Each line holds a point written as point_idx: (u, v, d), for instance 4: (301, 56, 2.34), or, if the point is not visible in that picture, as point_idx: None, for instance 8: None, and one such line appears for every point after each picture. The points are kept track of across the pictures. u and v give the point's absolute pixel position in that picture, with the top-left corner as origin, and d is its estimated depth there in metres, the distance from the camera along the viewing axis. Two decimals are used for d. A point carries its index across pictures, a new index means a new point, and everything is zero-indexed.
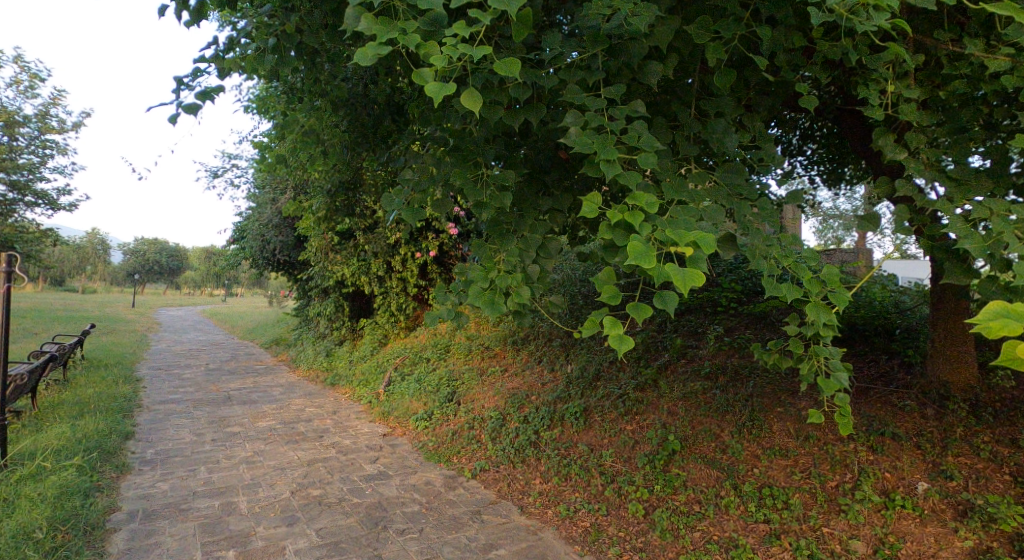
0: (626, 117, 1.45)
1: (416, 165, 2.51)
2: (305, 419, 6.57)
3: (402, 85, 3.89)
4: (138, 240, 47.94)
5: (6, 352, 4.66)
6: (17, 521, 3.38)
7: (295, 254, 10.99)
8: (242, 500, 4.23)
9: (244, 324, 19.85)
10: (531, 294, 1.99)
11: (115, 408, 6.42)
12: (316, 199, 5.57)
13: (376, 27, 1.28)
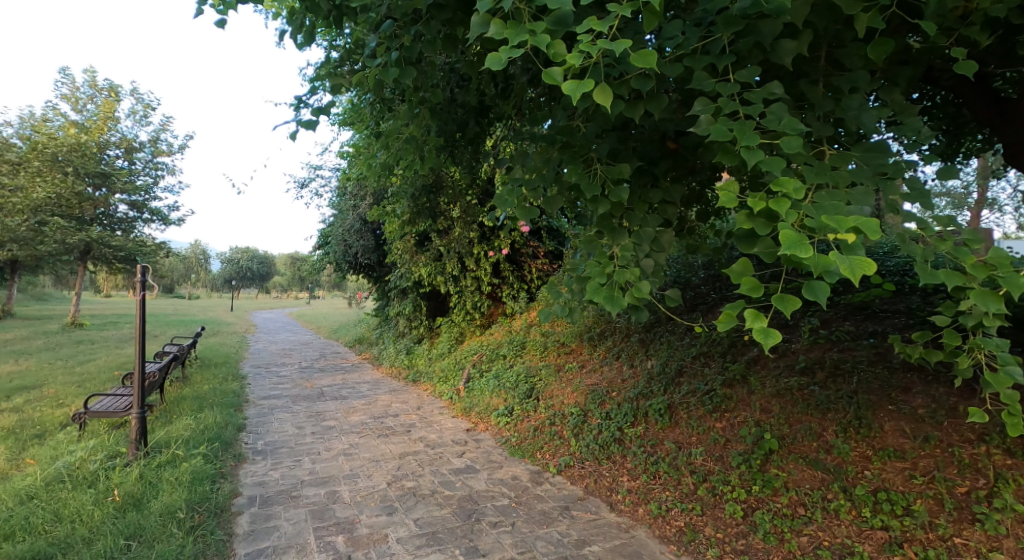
0: (762, 100, 1.43)
1: (524, 165, 2.65)
2: (392, 415, 6.88)
3: (482, 89, 3.98)
4: (236, 250, 52.37)
5: (144, 351, 5.29)
6: (162, 502, 3.83)
7: (375, 257, 11.53)
8: (344, 490, 4.51)
9: (327, 325, 21.09)
10: (650, 288, 2.02)
11: (227, 402, 7.07)
12: (397, 204, 5.82)
13: (507, 32, 1.43)
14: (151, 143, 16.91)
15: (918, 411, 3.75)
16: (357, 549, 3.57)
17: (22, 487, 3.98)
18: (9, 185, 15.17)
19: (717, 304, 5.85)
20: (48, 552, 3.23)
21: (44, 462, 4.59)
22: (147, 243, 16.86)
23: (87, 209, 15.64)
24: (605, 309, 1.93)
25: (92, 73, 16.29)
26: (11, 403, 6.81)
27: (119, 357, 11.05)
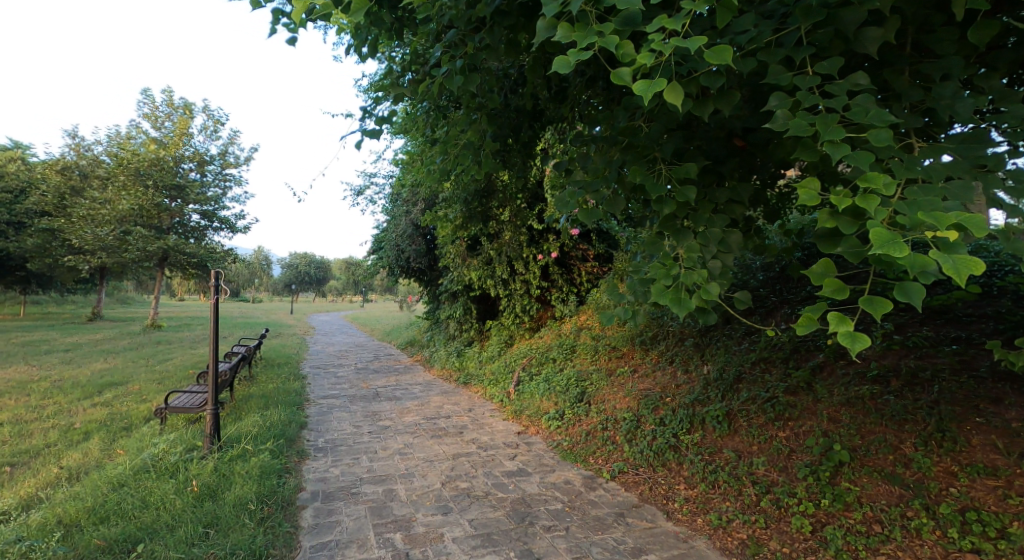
0: (846, 91, 1.40)
1: (586, 169, 2.72)
2: (444, 416, 6.98)
3: (535, 92, 4.00)
4: (296, 256, 54.78)
5: (217, 350, 5.63)
6: (235, 494, 4.05)
7: (427, 261, 11.77)
8: (401, 488, 4.61)
9: (380, 328, 21.66)
10: (719, 290, 2.03)
11: (289, 401, 7.40)
12: (449, 209, 5.92)
13: (576, 35, 1.55)
14: (220, 156, 17.98)
15: (1011, 424, 3.45)
16: (414, 547, 3.64)
17: (112, 475, 4.30)
18: (99, 197, 16.51)
19: (778, 307, 5.61)
20: (136, 535, 3.47)
21: (131, 453, 4.95)
22: (217, 250, 17.90)
23: (165, 218, 16.80)
24: (671, 311, 1.97)
25: (169, 93, 17.52)
26: (101, 398, 7.40)
27: (192, 357, 11.76)
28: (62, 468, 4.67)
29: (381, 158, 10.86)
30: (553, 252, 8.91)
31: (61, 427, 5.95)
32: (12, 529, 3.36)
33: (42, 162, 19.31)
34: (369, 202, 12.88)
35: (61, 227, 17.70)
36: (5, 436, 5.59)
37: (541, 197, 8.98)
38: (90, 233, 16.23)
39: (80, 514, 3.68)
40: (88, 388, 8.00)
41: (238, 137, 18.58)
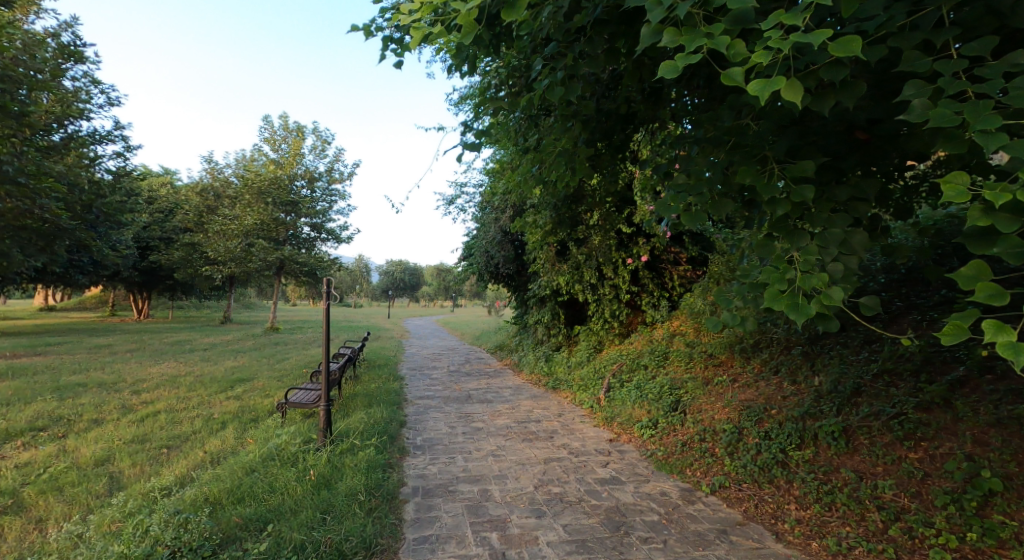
0: (1000, 74, 1.29)
1: (689, 170, 2.67)
2: (535, 420, 7.03)
3: (628, 95, 3.95)
4: (394, 263, 57.84)
5: (327, 351, 6.09)
6: (346, 485, 4.36)
7: (516, 267, 11.94)
8: (495, 489, 4.71)
9: (471, 332, 22.21)
10: (843, 295, 1.90)
11: (390, 400, 7.82)
12: (540, 215, 6.00)
13: (682, 39, 1.63)
14: (327, 173, 19.47)
15: None
16: (510, 548, 3.70)
17: (245, 461, 4.80)
18: (229, 214, 18.52)
19: (903, 313, 5.16)
20: (266, 516, 3.85)
21: (258, 443, 5.49)
22: (325, 258, 19.36)
23: (282, 231, 18.46)
24: (788, 317, 1.90)
25: (284, 117, 19.30)
26: (232, 392, 8.26)
27: (305, 357, 12.78)
28: (206, 452, 5.30)
29: (472, 168, 11.21)
30: (643, 256, 8.67)
31: (202, 417, 6.74)
32: (170, 503, 3.86)
33: (184, 185, 22.04)
34: (460, 210, 13.32)
35: (199, 240, 20.03)
36: (160, 422, 6.44)
37: (632, 200, 8.80)
38: (222, 246, 18.22)
39: (221, 494, 4.15)
40: (222, 383, 8.97)
41: (343, 155, 20.04)
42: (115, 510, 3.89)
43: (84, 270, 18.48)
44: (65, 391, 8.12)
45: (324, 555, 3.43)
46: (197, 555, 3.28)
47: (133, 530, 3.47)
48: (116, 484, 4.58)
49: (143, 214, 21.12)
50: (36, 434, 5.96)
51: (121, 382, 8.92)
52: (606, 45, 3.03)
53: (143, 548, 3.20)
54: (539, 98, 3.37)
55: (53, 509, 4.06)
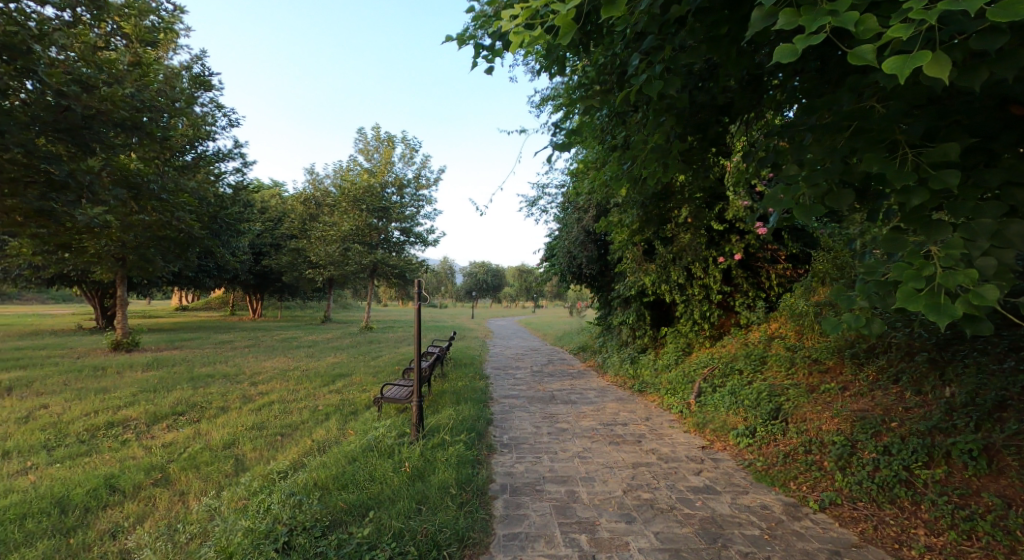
0: None
1: (802, 160, 2.51)
2: (622, 423, 6.87)
3: (727, 85, 3.79)
4: (479, 265, 59.22)
5: (418, 350, 6.34)
6: (439, 478, 4.51)
7: (600, 267, 11.74)
8: (582, 491, 4.66)
9: (553, 333, 22.16)
10: (997, 293, 1.70)
11: (476, 398, 7.98)
12: (627, 213, 5.86)
13: (803, 20, 1.58)
14: (415, 179, 20.33)
15: None
16: (601, 551, 3.65)
17: (347, 451, 5.12)
18: (329, 220, 19.87)
19: None
20: (368, 504, 4.08)
21: (358, 434, 5.83)
22: (414, 260, 20.18)
23: (376, 235, 19.52)
24: (928, 318, 1.74)
25: (376, 129, 20.42)
26: (332, 386, 8.83)
27: (396, 355, 13.37)
28: (313, 441, 5.71)
29: (555, 168, 11.17)
30: (737, 255, 8.20)
31: (309, 408, 7.26)
32: (286, 486, 4.21)
33: (291, 195, 23.94)
34: (542, 211, 13.32)
35: (304, 245, 21.64)
36: (274, 412, 7.04)
37: (723, 196, 8.37)
38: (323, 250, 19.55)
39: (328, 479, 4.45)
40: (323, 378, 9.62)
41: (429, 161, 20.84)
42: (242, 489, 4.31)
43: (212, 273, 20.63)
44: (197, 381, 9.11)
45: (421, 544, 3.58)
46: (310, 534, 3.56)
47: (256, 509, 3.82)
48: (240, 466, 5.07)
49: (257, 222, 23.18)
50: (176, 418, 6.76)
51: (240, 375, 9.85)
52: (706, 34, 2.92)
53: (267, 524, 3.52)
54: (634, 94, 3.32)
55: (192, 485, 4.57)
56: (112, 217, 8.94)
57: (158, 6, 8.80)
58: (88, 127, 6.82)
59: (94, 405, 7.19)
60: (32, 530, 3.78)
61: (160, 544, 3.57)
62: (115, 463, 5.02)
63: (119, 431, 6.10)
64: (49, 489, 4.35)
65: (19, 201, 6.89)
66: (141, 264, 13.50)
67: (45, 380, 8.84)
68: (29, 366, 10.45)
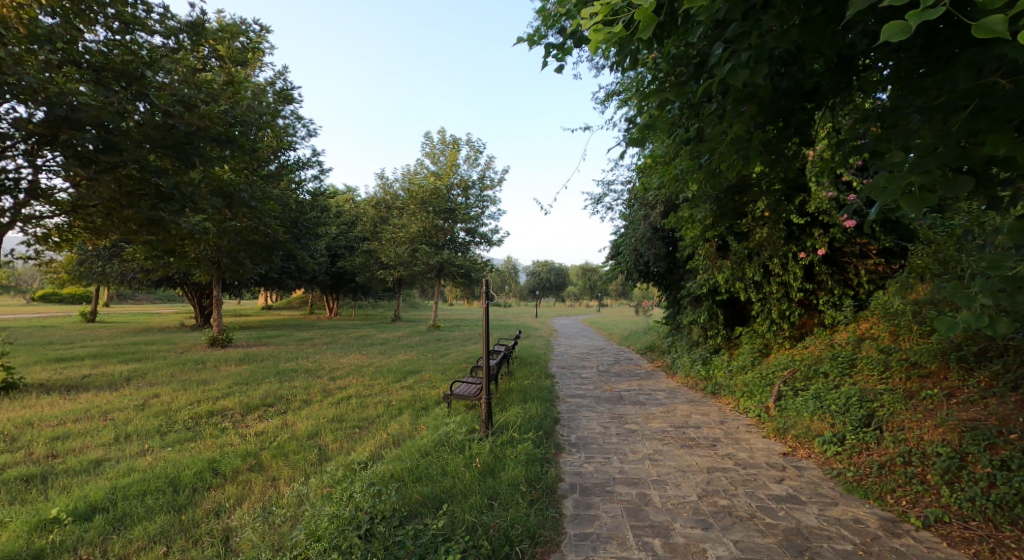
0: None
1: (911, 146, 2.34)
2: (694, 426, 6.62)
3: (814, 69, 3.57)
4: (545, 264, 59.24)
5: (486, 348, 6.42)
6: (508, 475, 4.56)
7: (669, 264, 11.36)
8: (655, 494, 4.53)
9: (618, 332, 21.81)
10: None
11: (543, 397, 7.97)
12: (700, 207, 5.63)
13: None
14: (479, 180, 20.51)
15: None
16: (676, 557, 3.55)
17: (420, 445, 5.28)
18: (399, 222, 20.56)
19: None
20: (441, 497, 4.18)
21: (430, 430, 5.99)
22: (478, 260, 20.53)
23: (443, 236, 19.99)
24: None
25: (441, 132, 20.80)
26: (404, 383, 9.13)
27: (464, 352, 13.63)
28: (388, 434, 5.93)
29: (623, 164, 10.90)
30: (821, 250, 7.66)
31: (383, 403, 7.56)
32: (366, 476, 4.40)
33: (364, 199, 24.96)
34: (608, 209, 13.05)
35: (376, 247, 22.49)
36: (351, 406, 7.38)
37: (805, 188, 7.85)
38: (394, 251, 20.29)
39: (403, 472, 4.60)
40: (394, 374, 9.97)
41: (493, 162, 20.98)
42: (327, 477, 4.55)
43: (294, 275, 21.92)
44: (282, 375, 9.76)
45: (494, 538, 3.64)
46: (388, 524, 3.69)
47: (340, 496, 3.98)
48: (323, 455, 5.36)
49: (334, 225, 24.37)
50: (265, 409, 7.25)
51: (319, 370, 10.43)
52: (793, 16, 2.76)
53: (350, 511, 3.68)
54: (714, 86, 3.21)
55: (281, 471, 4.89)
56: (210, 223, 9.74)
57: (245, 26, 9.44)
58: (189, 143, 7.58)
59: (196, 396, 7.88)
60: (151, 505, 4.20)
61: (259, 524, 3.86)
62: (215, 449, 5.46)
63: (217, 420, 6.63)
64: (163, 470, 4.81)
65: (133, 211, 7.65)
66: (233, 267, 14.59)
67: (155, 372, 9.79)
68: (141, 359, 11.59)
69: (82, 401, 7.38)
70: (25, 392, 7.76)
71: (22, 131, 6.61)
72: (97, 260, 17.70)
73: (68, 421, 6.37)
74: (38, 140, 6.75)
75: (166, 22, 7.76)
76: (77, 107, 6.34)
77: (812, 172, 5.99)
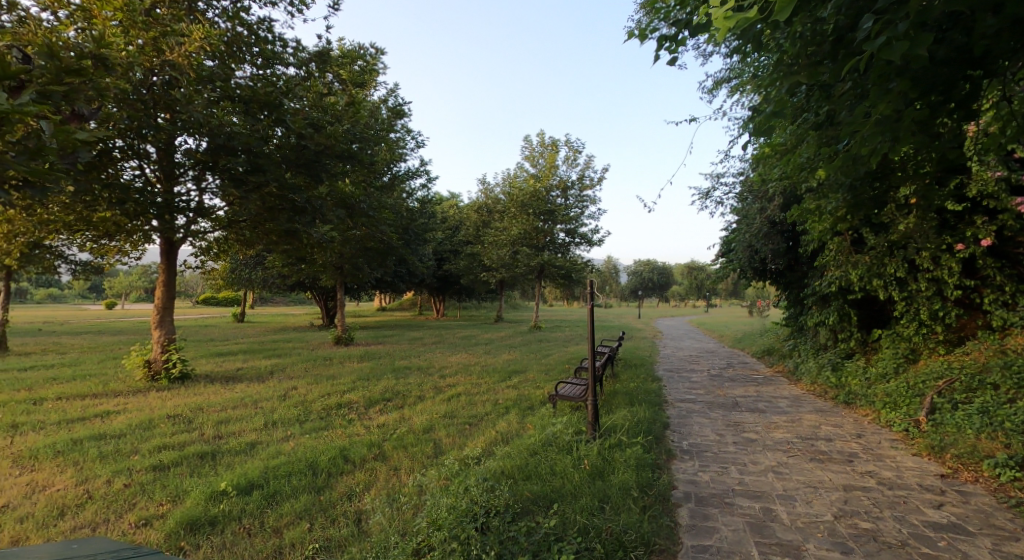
0: None
1: None
2: (825, 438, 6.02)
3: (981, 33, 3.09)
4: (652, 263, 57.45)
5: (592, 348, 6.32)
6: (619, 479, 4.48)
7: (789, 260, 10.44)
8: (782, 510, 4.19)
9: (730, 334, 20.57)
10: None
11: (651, 401, 7.69)
12: (830, 197, 5.11)
13: None
14: (579, 181, 20.33)
15: None
16: None
17: (528, 444, 5.36)
18: (502, 226, 21.07)
19: None
20: (551, 497, 4.22)
21: (537, 429, 6.06)
22: (580, 261, 20.43)
23: (543, 238, 20.16)
24: None
25: (540, 134, 20.87)
26: (509, 382, 9.31)
27: (567, 353, 13.61)
28: (497, 432, 6.09)
29: (737, 155, 10.18)
30: (987, 241, 6.59)
31: (491, 401, 7.78)
32: (480, 471, 4.55)
33: (469, 204, 25.88)
34: (717, 204, 12.27)
35: (479, 251, 23.18)
36: (462, 403, 7.69)
37: (963, 169, 6.81)
38: (497, 254, 20.79)
39: (513, 470, 4.69)
40: (501, 373, 10.22)
41: (593, 161, 20.67)
42: (445, 469, 4.77)
43: (407, 278, 23.31)
44: (399, 372, 10.43)
45: (606, 542, 3.59)
46: (503, 519, 3.77)
47: (457, 488, 4.12)
48: (439, 448, 5.65)
49: (441, 230, 25.53)
50: (385, 403, 7.79)
51: (431, 368, 11.02)
52: None
53: (467, 503, 3.80)
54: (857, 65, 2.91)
55: (402, 462, 5.23)
56: (336, 232, 10.69)
57: (363, 50, 10.22)
58: (317, 161, 8.46)
59: (326, 389, 8.69)
60: (295, 485, 4.69)
61: (387, 509, 4.16)
62: (345, 438, 5.98)
63: (345, 411, 7.26)
64: (304, 454, 5.36)
65: (274, 224, 8.61)
66: (353, 272, 15.84)
67: (292, 367, 10.93)
68: (281, 355, 12.99)
69: (237, 391, 8.46)
70: (196, 381, 9.05)
71: (191, 160, 7.81)
72: (245, 268, 20.14)
73: (228, 407, 7.33)
74: (203, 166, 7.87)
75: (298, 54, 8.63)
76: (231, 136, 7.38)
77: (971, 151, 5.18)
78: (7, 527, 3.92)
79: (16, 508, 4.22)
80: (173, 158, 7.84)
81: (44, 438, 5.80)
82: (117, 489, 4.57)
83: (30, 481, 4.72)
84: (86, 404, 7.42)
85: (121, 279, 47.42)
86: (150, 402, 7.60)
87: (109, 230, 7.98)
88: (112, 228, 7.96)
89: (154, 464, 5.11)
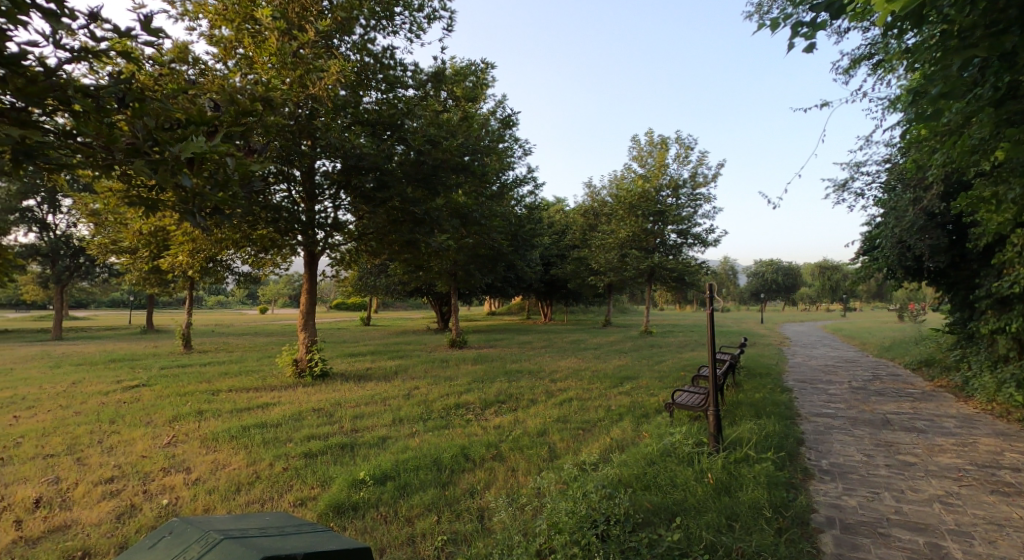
0: None
1: None
2: (1008, 467, 5.11)
3: None
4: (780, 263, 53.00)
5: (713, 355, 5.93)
6: (748, 496, 4.17)
7: (951, 258, 9.02)
8: (953, 547, 3.62)
9: (874, 341, 18.33)
10: None
11: (781, 414, 7.05)
12: (1010, 184, 4.34)
13: None
14: (692, 179, 19.37)
15: None
16: None
17: (645, 453, 5.18)
18: (611, 229, 20.69)
19: None
20: (674, 510, 4.04)
21: (654, 438, 5.83)
22: (694, 263, 19.44)
23: (653, 240, 19.48)
24: None
25: (650, 133, 20.22)
26: (623, 388, 9.08)
27: (683, 360, 12.96)
28: (612, 439, 5.96)
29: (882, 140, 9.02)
30: None
31: (604, 407, 7.65)
32: (597, 477, 4.50)
33: (578, 208, 25.76)
34: (857, 196, 10.96)
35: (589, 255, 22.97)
36: (573, 408, 7.64)
37: None
38: (605, 257, 20.46)
39: (631, 479, 4.56)
40: (614, 379, 10.02)
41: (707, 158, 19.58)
42: (562, 474, 4.77)
43: (518, 283, 23.75)
44: (512, 375, 10.67)
45: None
46: (623, 528, 3.66)
47: (576, 493, 4.11)
48: (553, 452, 5.67)
49: (550, 235, 25.71)
50: (500, 405, 8.00)
51: (543, 371, 11.13)
52: None
53: (585, 508, 3.74)
54: None
55: (518, 463, 5.33)
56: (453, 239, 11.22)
57: (475, 65, 10.66)
58: (435, 174, 8.90)
59: (446, 389, 9.13)
60: (422, 479, 4.98)
61: (508, 508, 4.26)
62: (464, 437, 6.23)
63: (461, 411, 7.57)
64: (428, 450, 5.67)
65: (398, 234, 9.25)
66: (467, 278, 16.48)
67: (414, 367, 11.64)
68: (403, 356, 13.89)
69: (369, 388, 9.19)
70: (334, 379, 9.98)
71: (329, 180, 8.64)
72: (372, 276, 21.82)
73: (361, 404, 7.99)
74: (338, 185, 8.69)
75: (417, 76, 9.30)
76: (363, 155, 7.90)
77: None
78: (200, 496, 4.62)
79: (205, 481, 4.96)
80: (314, 179, 8.77)
81: (221, 424, 6.76)
82: (278, 472, 5.18)
83: (212, 459, 5.51)
84: (250, 396, 8.52)
85: (272, 287, 53.76)
86: (299, 396, 8.51)
87: (266, 245, 9.06)
88: (268, 243, 9.06)
89: (304, 452, 5.72)
